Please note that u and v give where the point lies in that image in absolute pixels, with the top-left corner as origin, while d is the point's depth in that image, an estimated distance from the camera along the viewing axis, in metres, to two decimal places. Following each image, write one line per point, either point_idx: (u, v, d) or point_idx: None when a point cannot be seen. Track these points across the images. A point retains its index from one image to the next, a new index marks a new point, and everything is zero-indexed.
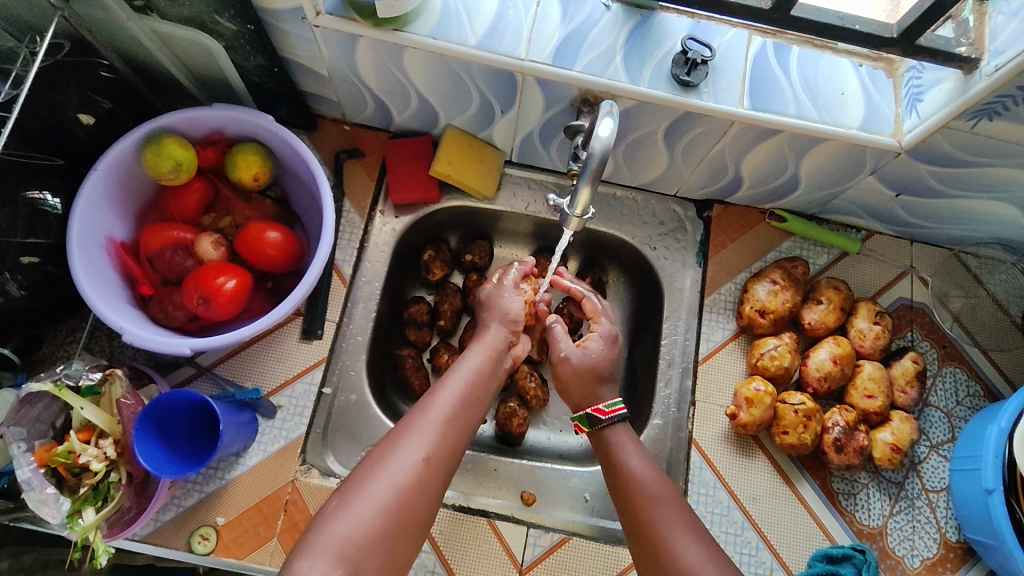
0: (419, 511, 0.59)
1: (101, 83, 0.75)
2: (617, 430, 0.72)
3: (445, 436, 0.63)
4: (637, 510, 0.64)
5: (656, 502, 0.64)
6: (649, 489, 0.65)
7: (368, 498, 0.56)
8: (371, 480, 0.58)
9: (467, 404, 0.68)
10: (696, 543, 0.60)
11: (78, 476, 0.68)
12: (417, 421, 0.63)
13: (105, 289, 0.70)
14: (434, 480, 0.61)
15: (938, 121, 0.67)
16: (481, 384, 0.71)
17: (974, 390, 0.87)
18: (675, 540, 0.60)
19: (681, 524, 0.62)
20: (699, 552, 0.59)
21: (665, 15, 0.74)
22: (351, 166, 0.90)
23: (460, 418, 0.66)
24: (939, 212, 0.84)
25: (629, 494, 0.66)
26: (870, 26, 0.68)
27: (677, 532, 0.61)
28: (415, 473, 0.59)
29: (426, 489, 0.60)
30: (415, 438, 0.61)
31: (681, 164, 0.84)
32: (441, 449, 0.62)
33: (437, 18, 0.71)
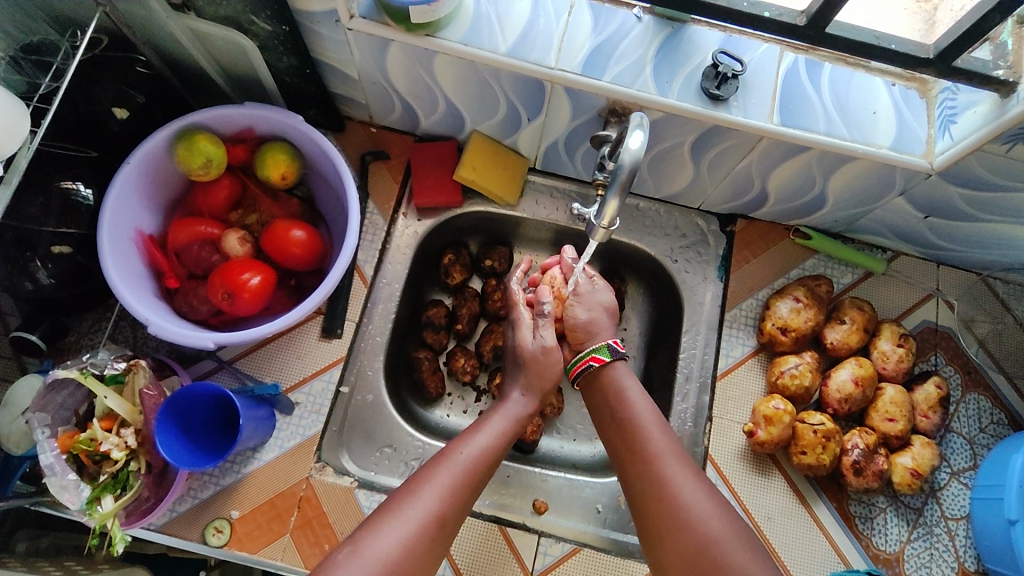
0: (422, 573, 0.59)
1: (138, 78, 0.77)
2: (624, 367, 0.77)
3: (456, 496, 0.64)
4: (636, 445, 0.68)
5: (657, 439, 0.68)
6: (650, 426, 0.69)
7: (375, 551, 0.57)
8: (381, 531, 0.59)
9: (483, 468, 0.68)
10: (694, 479, 0.64)
11: (98, 463, 0.70)
12: (430, 479, 0.64)
13: (133, 282, 0.71)
14: (439, 541, 0.61)
15: (972, 143, 0.66)
16: (501, 447, 0.71)
17: (998, 418, 0.85)
18: (672, 474, 0.64)
19: (678, 461, 0.66)
20: (696, 490, 0.63)
21: (697, 28, 0.74)
22: (377, 168, 0.91)
23: (474, 480, 0.66)
24: (966, 235, 0.82)
25: (630, 431, 0.70)
26: (906, 46, 0.67)
27: (676, 468, 0.65)
28: (424, 535, 0.60)
29: (432, 548, 0.61)
30: (429, 497, 0.62)
31: (707, 177, 0.84)
32: (453, 510, 0.63)
33: (469, 24, 0.71)
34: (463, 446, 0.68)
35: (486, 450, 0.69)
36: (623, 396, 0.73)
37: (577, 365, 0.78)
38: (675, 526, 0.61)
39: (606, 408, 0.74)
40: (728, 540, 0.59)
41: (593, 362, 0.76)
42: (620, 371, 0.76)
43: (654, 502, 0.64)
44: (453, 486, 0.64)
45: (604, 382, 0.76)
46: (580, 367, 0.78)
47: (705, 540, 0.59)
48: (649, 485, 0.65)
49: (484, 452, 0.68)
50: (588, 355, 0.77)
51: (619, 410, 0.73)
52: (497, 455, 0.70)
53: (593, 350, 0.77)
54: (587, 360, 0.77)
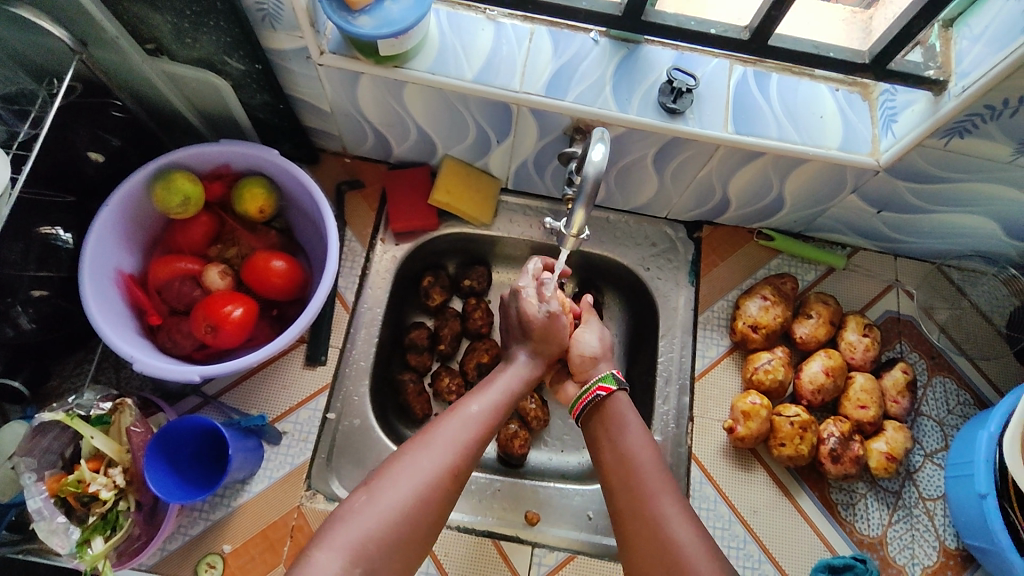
0: (437, 519, 0.62)
1: (112, 122, 0.78)
2: (625, 397, 0.77)
3: (473, 442, 0.66)
4: (629, 484, 0.68)
5: (653, 478, 0.68)
6: (646, 463, 0.69)
7: (390, 501, 0.59)
8: (398, 481, 0.60)
9: (495, 419, 0.69)
10: (686, 520, 0.65)
11: (87, 505, 0.69)
12: (444, 430, 0.65)
13: (116, 320, 0.72)
14: (456, 484, 0.63)
15: (912, 139, 0.71)
16: (510, 401, 0.72)
17: (964, 399, 0.89)
18: (670, 513, 0.65)
19: (672, 498, 0.67)
20: (687, 529, 0.64)
21: (650, 48, 0.78)
22: (352, 197, 0.93)
23: (487, 433, 0.67)
24: (918, 226, 0.87)
25: (625, 468, 0.70)
26: (844, 54, 0.72)
27: (668, 507, 0.66)
28: (441, 479, 0.62)
29: (450, 490, 0.62)
30: (447, 443, 0.64)
31: (671, 186, 0.87)
32: (470, 455, 0.65)
33: (435, 54, 0.74)
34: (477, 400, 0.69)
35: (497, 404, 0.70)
36: (622, 432, 0.73)
37: (582, 398, 0.77)
38: (666, 565, 0.62)
39: (602, 438, 0.74)
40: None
41: (600, 392, 0.76)
42: (623, 402, 0.76)
43: (647, 540, 0.64)
44: (467, 437, 0.66)
45: (603, 414, 0.75)
46: (586, 397, 0.77)
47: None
48: (641, 522, 0.66)
49: (494, 405, 0.70)
50: (594, 386, 0.77)
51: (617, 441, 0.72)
52: (504, 408, 0.71)
53: (600, 380, 0.76)
54: (595, 390, 0.76)
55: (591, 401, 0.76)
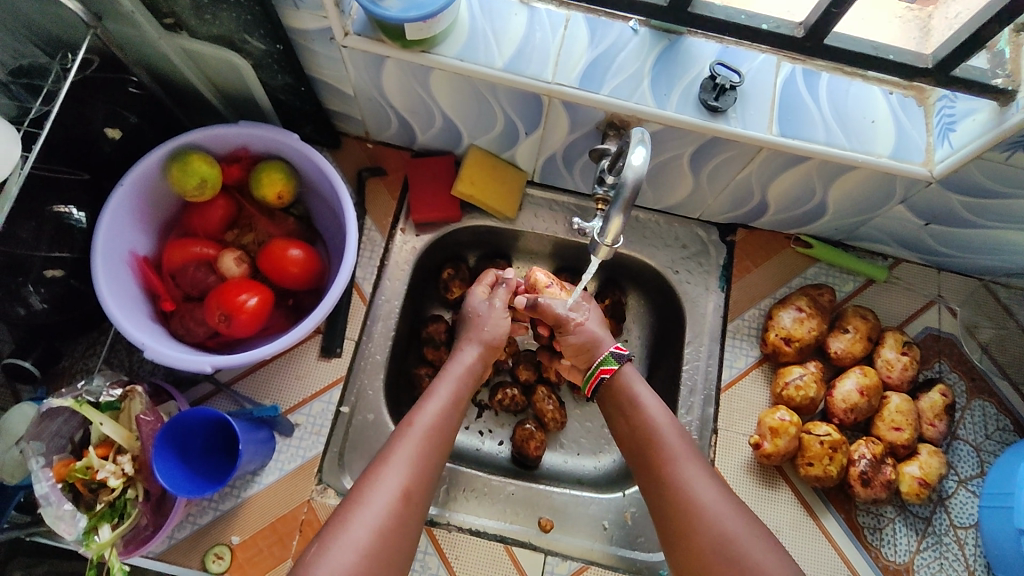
0: (401, 552, 0.59)
1: (130, 99, 0.75)
2: (632, 371, 0.75)
3: (418, 467, 0.63)
4: (652, 451, 0.68)
5: (672, 443, 0.67)
6: (663, 430, 0.68)
7: (350, 540, 0.56)
8: (351, 522, 0.57)
9: (440, 433, 0.67)
10: (710, 481, 0.64)
11: (95, 491, 0.68)
12: (394, 455, 0.63)
13: (128, 305, 0.70)
14: (412, 512, 0.61)
15: (970, 151, 0.66)
16: (454, 412, 0.70)
17: (1004, 424, 0.84)
18: (692, 475, 0.64)
19: (694, 462, 0.66)
20: (710, 488, 0.63)
21: (693, 40, 0.73)
22: (373, 184, 0.90)
23: (433, 451, 0.65)
24: (967, 241, 0.82)
25: (644, 437, 0.69)
26: (905, 56, 0.67)
27: (690, 469, 0.64)
28: (393, 512, 0.59)
29: (406, 521, 0.60)
30: (392, 473, 0.61)
31: (706, 187, 0.83)
32: (418, 481, 0.62)
33: (465, 39, 0.71)
34: (418, 419, 0.67)
35: (438, 416, 0.68)
36: (636, 404, 0.72)
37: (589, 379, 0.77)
38: (694, 530, 0.60)
39: (619, 414, 0.73)
40: (749, 543, 0.58)
41: (604, 374, 0.75)
42: (631, 376, 0.75)
43: (670, 505, 0.63)
44: (413, 459, 0.64)
45: (614, 391, 0.74)
46: (592, 382, 0.76)
47: (722, 536, 0.59)
48: (664, 488, 0.65)
49: (437, 418, 0.68)
50: (597, 369, 0.76)
51: (633, 414, 0.71)
52: (448, 423, 0.68)
53: (602, 362, 0.75)
54: (599, 373, 0.75)
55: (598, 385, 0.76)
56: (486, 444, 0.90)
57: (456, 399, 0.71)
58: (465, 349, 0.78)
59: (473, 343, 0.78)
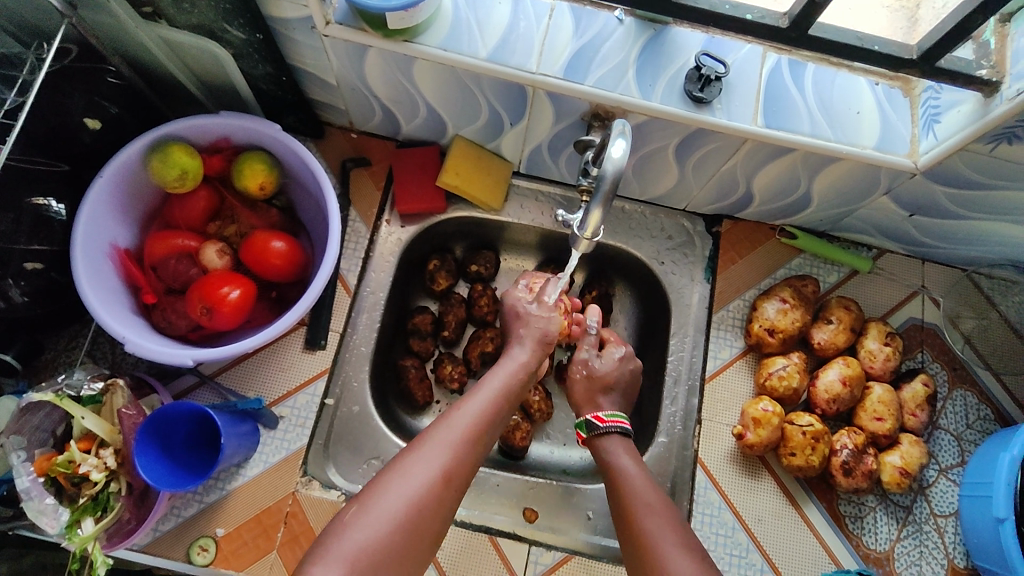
0: (432, 530, 0.58)
1: (109, 89, 0.74)
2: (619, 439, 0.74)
3: (463, 449, 0.62)
4: (626, 515, 0.64)
5: (648, 516, 0.63)
6: (638, 490, 0.66)
7: (383, 510, 0.56)
8: (387, 492, 0.57)
9: (491, 416, 0.66)
10: (686, 556, 0.58)
11: (78, 486, 0.68)
12: (439, 432, 0.62)
13: (108, 298, 0.70)
14: (452, 490, 0.60)
15: (955, 143, 0.66)
16: (508, 397, 0.69)
17: (985, 414, 0.85)
18: (666, 549, 0.59)
19: (672, 533, 0.60)
20: (678, 550, 0.59)
21: (679, 30, 0.73)
22: (358, 175, 0.89)
23: (481, 436, 0.64)
24: (951, 232, 0.82)
25: (620, 497, 0.66)
26: (890, 47, 0.66)
27: (665, 542, 0.59)
28: (431, 490, 0.59)
29: (445, 500, 0.59)
30: (434, 450, 0.61)
31: (692, 179, 0.83)
32: (459, 464, 0.62)
33: (448, 29, 0.70)
34: (467, 403, 0.66)
35: (493, 400, 0.67)
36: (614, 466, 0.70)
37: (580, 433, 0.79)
38: None
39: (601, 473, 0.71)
40: None
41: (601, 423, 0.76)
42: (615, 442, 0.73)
43: None
44: (459, 440, 0.63)
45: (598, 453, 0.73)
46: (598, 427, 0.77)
47: None
48: (642, 564, 0.60)
49: (491, 402, 0.67)
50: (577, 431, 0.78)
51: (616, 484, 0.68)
52: (499, 412, 0.67)
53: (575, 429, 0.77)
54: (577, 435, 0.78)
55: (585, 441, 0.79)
56: None
57: (510, 386, 0.70)
58: (517, 344, 0.75)
59: (524, 340, 0.75)
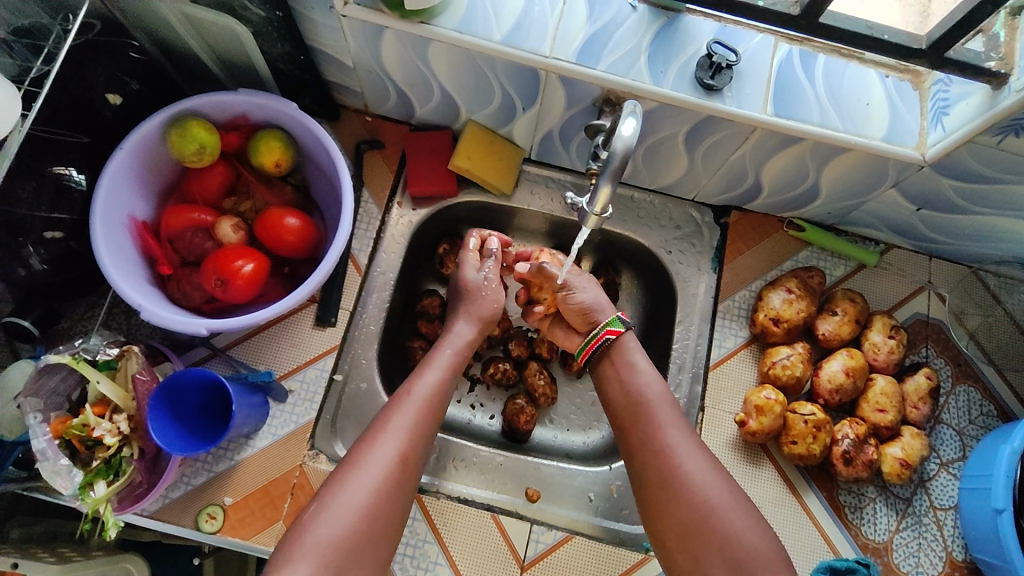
0: (397, 510, 0.62)
1: (131, 64, 0.76)
2: (634, 339, 0.77)
3: (417, 431, 0.66)
4: (640, 414, 0.70)
5: (660, 409, 0.70)
6: (657, 396, 0.71)
7: (346, 502, 0.59)
8: (350, 484, 0.60)
9: (435, 405, 0.69)
10: (697, 451, 0.66)
11: (91, 449, 0.69)
12: (392, 422, 0.65)
13: (126, 267, 0.71)
14: (406, 479, 0.63)
15: (963, 135, 0.66)
16: (451, 382, 0.72)
17: (988, 410, 0.86)
18: (677, 444, 0.66)
19: (682, 430, 0.68)
20: (698, 460, 0.65)
21: (692, 18, 0.74)
22: (371, 157, 0.91)
23: (433, 415, 0.68)
24: (958, 227, 0.83)
25: (633, 400, 0.71)
26: (899, 37, 0.67)
27: (679, 439, 0.67)
28: (391, 474, 0.62)
29: (399, 488, 0.63)
30: (389, 439, 0.64)
31: (701, 167, 0.84)
32: (413, 446, 0.65)
33: (463, 12, 0.71)
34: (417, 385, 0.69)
35: (437, 385, 0.70)
36: (633, 369, 0.74)
37: (592, 341, 0.78)
38: (676, 498, 0.64)
39: (610, 374, 0.75)
40: (729, 513, 0.62)
41: (610, 336, 0.77)
42: (631, 343, 0.77)
43: (655, 471, 0.66)
44: (410, 425, 0.66)
45: (613, 355, 0.76)
46: (593, 343, 0.78)
47: (702, 507, 0.62)
48: (651, 454, 0.67)
49: (435, 388, 0.69)
50: (601, 331, 0.77)
51: (623, 377, 0.74)
52: (448, 387, 0.71)
53: (608, 324, 0.77)
54: (604, 334, 0.77)
55: (599, 346, 0.77)
56: (477, 417, 0.92)
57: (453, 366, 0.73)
58: (460, 325, 0.78)
59: (467, 321, 0.78)
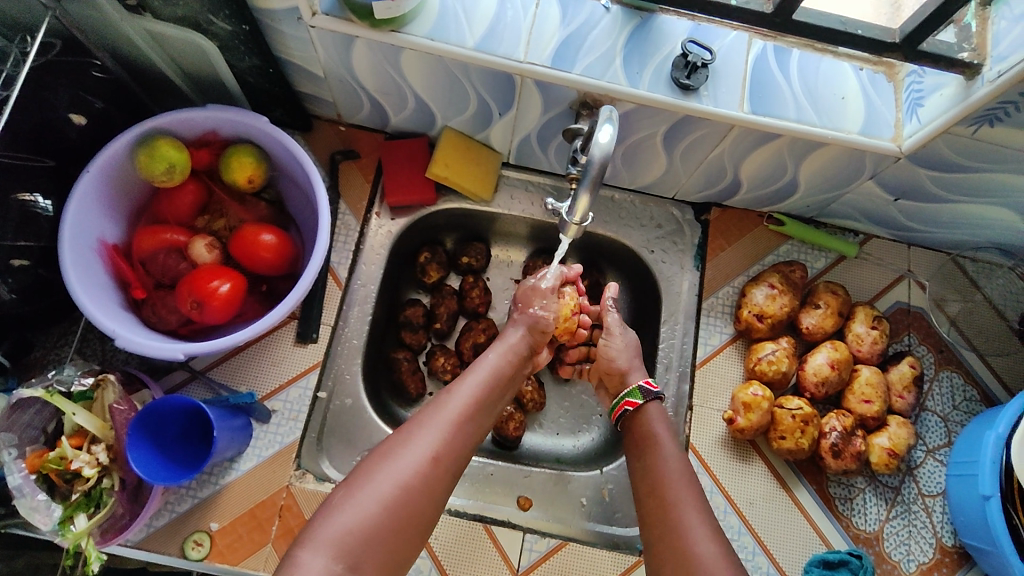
0: (425, 511, 0.60)
1: (94, 83, 0.73)
2: (659, 407, 0.75)
3: (453, 435, 0.64)
4: (658, 492, 0.65)
5: (679, 487, 0.65)
6: (674, 475, 0.66)
7: (372, 492, 0.57)
8: (377, 473, 0.59)
9: (475, 411, 0.67)
10: (711, 533, 0.60)
11: (70, 482, 0.68)
12: (428, 420, 0.64)
13: (96, 293, 0.69)
14: (437, 479, 0.61)
15: (938, 126, 0.67)
16: (493, 390, 0.71)
17: (971, 394, 0.87)
18: (692, 524, 0.61)
19: (699, 512, 0.63)
20: (713, 545, 0.59)
21: (665, 18, 0.73)
22: (347, 168, 0.89)
23: (469, 423, 0.66)
24: (935, 215, 0.83)
25: (654, 477, 0.67)
26: (873, 31, 0.67)
27: (694, 517, 0.62)
28: (421, 472, 0.60)
29: (432, 489, 0.60)
30: (425, 435, 0.62)
31: (680, 166, 0.83)
32: (449, 448, 0.63)
33: (435, 19, 0.70)
34: (458, 389, 0.68)
35: (478, 393, 0.69)
36: (653, 443, 0.70)
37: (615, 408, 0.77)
38: None
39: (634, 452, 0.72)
40: None
41: (629, 407, 0.75)
42: (654, 413, 0.74)
43: (666, 552, 0.60)
44: (449, 425, 0.64)
45: (639, 428, 0.73)
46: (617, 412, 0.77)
47: None
48: (664, 533, 0.62)
49: (474, 396, 0.68)
50: (623, 401, 0.76)
51: (647, 451, 0.70)
52: (489, 395, 0.70)
53: (626, 396, 0.76)
54: (623, 405, 0.76)
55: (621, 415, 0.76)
56: None
57: (498, 371, 0.72)
58: (509, 331, 0.77)
59: (518, 326, 0.78)
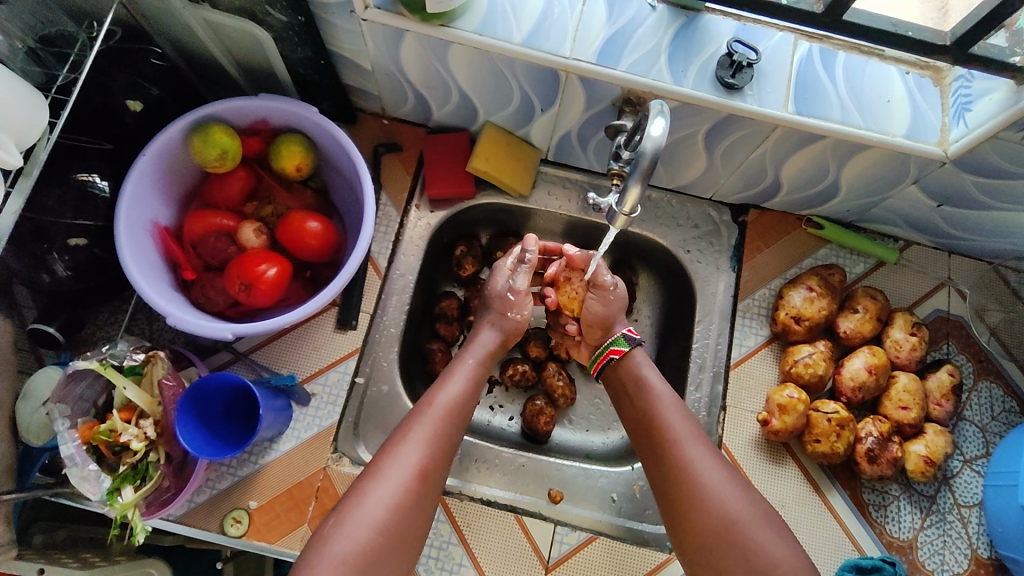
0: (417, 524, 0.63)
1: (152, 70, 0.77)
2: (643, 354, 0.78)
3: (436, 446, 0.66)
4: (657, 433, 0.69)
5: (676, 423, 0.69)
6: (669, 411, 0.70)
7: (364, 516, 0.59)
8: (368, 497, 0.61)
9: (453, 420, 0.69)
10: (716, 463, 0.66)
11: (118, 454, 0.70)
12: (411, 435, 0.65)
13: (150, 272, 0.72)
14: (425, 491, 0.64)
15: (986, 131, 0.66)
16: (472, 394, 0.73)
17: (1010, 406, 0.85)
18: (698, 459, 0.66)
19: (701, 446, 0.67)
20: (717, 471, 0.65)
21: (711, 17, 0.74)
22: (389, 160, 0.91)
23: (451, 429, 0.68)
24: (978, 223, 0.83)
25: (650, 418, 0.71)
26: (923, 34, 0.67)
27: (697, 451, 0.66)
28: (409, 489, 0.62)
29: (421, 503, 0.63)
30: (410, 450, 0.64)
31: (720, 166, 0.84)
32: (433, 459, 0.65)
33: (484, 14, 0.71)
34: (439, 398, 0.70)
35: (458, 398, 0.70)
36: (643, 384, 0.74)
37: (598, 359, 0.80)
38: (696, 509, 0.63)
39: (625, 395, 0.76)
40: (753, 523, 0.61)
41: (614, 355, 0.78)
42: (638, 359, 0.77)
43: (672, 484, 0.66)
44: (431, 438, 0.66)
45: (622, 373, 0.77)
46: (601, 361, 0.79)
47: (727, 519, 0.62)
48: (668, 468, 0.67)
49: (455, 401, 0.70)
50: (607, 350, 0.79)
51: (638, 394, 0.74)
52: (467, 399, 0.72)
53: (612, 343, 0.78)
54: (609, 352, 0.78)
55: (606, 364, 0.79)
56: (497, 419, 0.92)
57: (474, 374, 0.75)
58: (483, 331, 0.80)
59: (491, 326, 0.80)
